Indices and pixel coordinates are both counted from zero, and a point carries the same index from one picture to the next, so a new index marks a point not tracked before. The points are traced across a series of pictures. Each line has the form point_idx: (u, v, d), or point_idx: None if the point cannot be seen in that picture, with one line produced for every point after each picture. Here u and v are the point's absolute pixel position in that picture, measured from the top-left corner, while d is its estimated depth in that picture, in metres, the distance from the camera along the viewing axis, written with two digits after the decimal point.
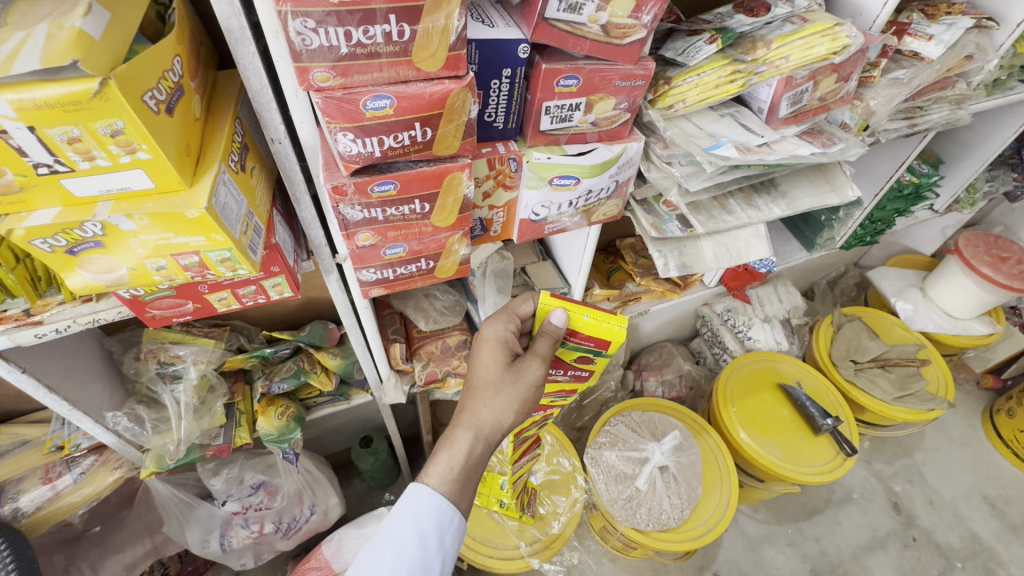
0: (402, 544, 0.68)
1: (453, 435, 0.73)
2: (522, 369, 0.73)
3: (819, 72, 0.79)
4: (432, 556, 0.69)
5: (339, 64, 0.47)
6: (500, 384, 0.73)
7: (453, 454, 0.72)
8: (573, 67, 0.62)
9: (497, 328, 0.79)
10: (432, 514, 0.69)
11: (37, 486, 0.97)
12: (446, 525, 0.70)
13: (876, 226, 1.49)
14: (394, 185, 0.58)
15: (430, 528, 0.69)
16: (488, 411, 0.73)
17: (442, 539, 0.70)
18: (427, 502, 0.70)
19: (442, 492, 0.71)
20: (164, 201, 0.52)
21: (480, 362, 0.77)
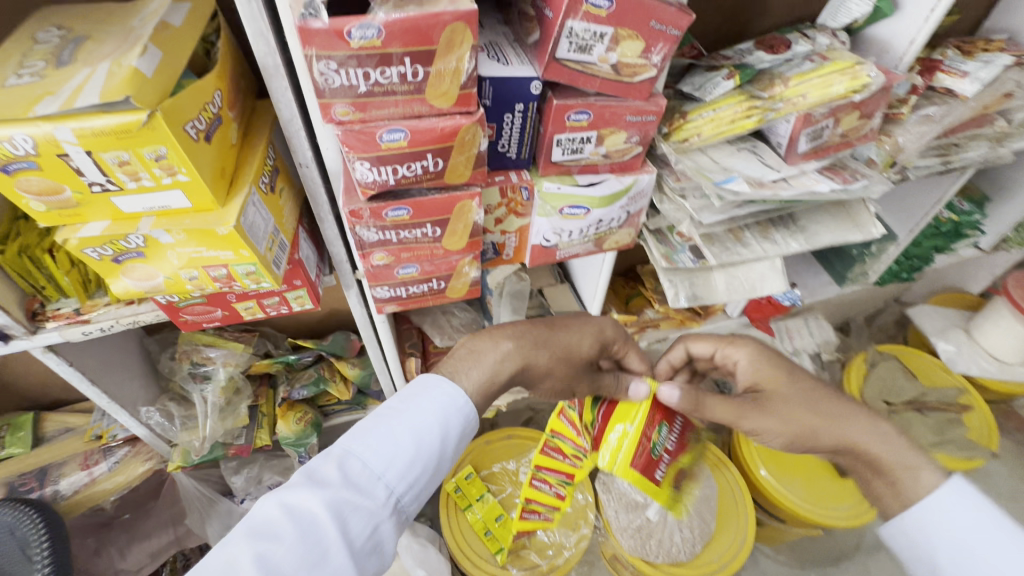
0: (423, 435, 0.62)
1: (507, 349, 0.72)
2: (583, 378, 0.79)
3: (839, 110, 0.79)
4: (446, 461, 0.64)
5: (358, 100, 0.51)
6: (571, 361, 0.78)
7: (497, 370, 0.71)
8: (584, 103, 0.64)
9: (606, 325, 0.83)
10: (458, 417, 0.65)
11: (76, 471, 1.05)
12: (464, 433, 0.66)
13: (912, 263, 1.43)
14: (408, 210, 0.62)
15: (453, 430, 0.64)
16: (547, 364, 0.76)
17: (458, 444, 0.65)
18: (459, 402, 0.66)
19: (471, 399, 0.68)
20: (199, 218, 0.58)
21: (576, 331, 0.80)
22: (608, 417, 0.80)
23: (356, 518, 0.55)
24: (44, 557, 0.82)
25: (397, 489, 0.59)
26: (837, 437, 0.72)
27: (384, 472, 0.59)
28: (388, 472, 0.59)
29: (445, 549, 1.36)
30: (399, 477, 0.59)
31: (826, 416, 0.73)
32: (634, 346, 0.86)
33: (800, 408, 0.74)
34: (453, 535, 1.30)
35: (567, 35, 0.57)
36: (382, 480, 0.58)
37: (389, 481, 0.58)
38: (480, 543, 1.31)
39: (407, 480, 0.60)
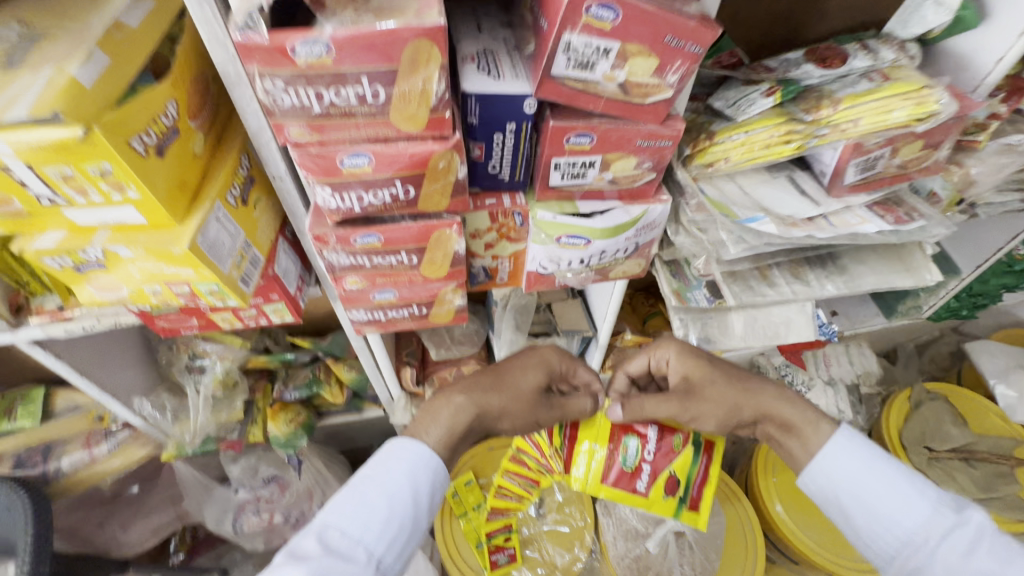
0: (395, 495, 0.65)
1: (457, 401, 0.72)
2: (543, 410, 0.76)
3: (897, 140, 0.67)
4: (422, 515, 0.67)
5: (313, 121, 0.45)
6: (526, 396, 0.75)
7: (452, 422, 0.72)
8: (587, 125, 0.56)
9: (551, 355, 0.80)
10: (429, 472, 0.68)
11: (78, 450, 1.07)
12: (438, 486, 0.69)
13: (975, 300, 1.27)
14: (378, 237, 0.56)
15: (425, 485, 0.67)
16: (500, 403, 0.74)
17: (433, 498, 0.69)
18: (426, 457, 0.68)
19: (437, 453, 0.70)
20: (154, 235, 0.54)
21: (521, 367, 0.78)
22: (573, 441, 0.81)
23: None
24: (27, 543, 0.83)
25: (377, 551, 0.62)
26: (759, 408, 0.73)
27: (362, 535, 0.62)
28: (367, 536, 0.62)
29: (435, 555, 1.33)
30: (378, 538, 0.62)
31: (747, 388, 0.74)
32: (582, 363, 0.83)
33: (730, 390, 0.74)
34: (448, 548, 1.26)
35: (564, 50, 0.49)
36: (363, 544, 0.62)
37: (368, 545, 0.62)
38: (472, 552, 1.26)
39: (385, 540, 0.63)
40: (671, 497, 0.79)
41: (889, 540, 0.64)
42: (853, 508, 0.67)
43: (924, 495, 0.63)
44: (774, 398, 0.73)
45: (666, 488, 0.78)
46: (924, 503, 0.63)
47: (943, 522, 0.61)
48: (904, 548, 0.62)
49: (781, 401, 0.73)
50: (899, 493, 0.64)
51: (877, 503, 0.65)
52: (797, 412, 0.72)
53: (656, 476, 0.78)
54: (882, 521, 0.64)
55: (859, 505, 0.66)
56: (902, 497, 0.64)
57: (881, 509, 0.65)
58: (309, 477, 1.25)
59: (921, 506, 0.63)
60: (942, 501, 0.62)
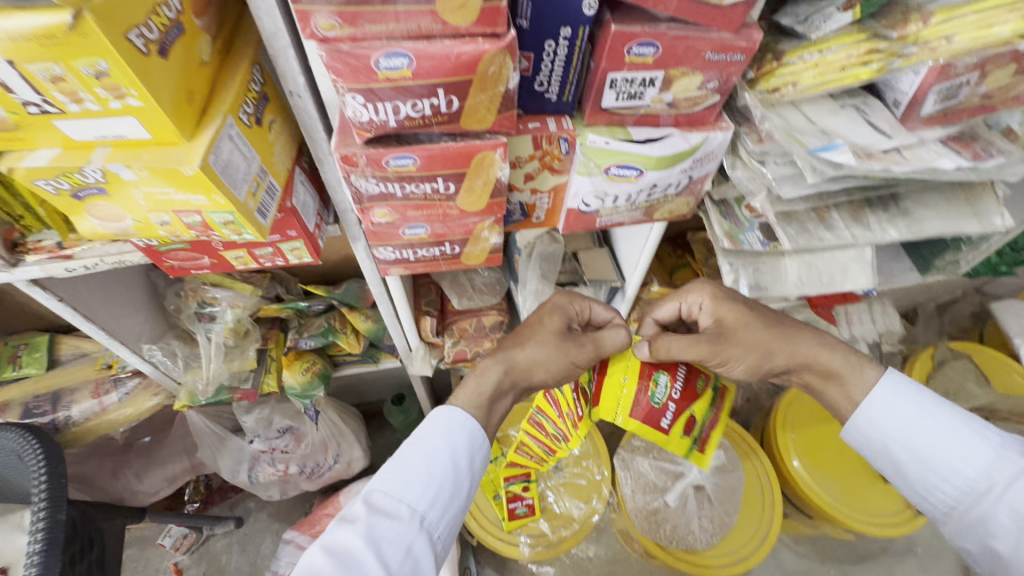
0: (435, 457, 0.63)
1: (485, 363, 0.72)
2: (573, 347, 0.74)
3: (991, 61, 0.59)
4: (464, 476, 0.64)
5: (346, 9, 0.38)
6: (551, 342, 0.74)
7: (482, 381, 0.70)
8: (652, 32, 0.49)
9: (567, 300, 0.79)
10: (465, 434, 0.66)
11: (87, 399, 1.03)
12: (477, 448, 0.67)
13: (1017, 255, 1.20)
14: (414, 159, 0.49)
15: (463, 447, 0.65)
16: (526, 354, 0.73)
17: (474, 459, 0.66)
18: (461, 419, 0.66)
19: (472, 414, 0.68)
20: (161, 154, 0.47)
21: (540, 319, 0.77)
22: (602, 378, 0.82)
23: (388, 540, 0.57)
24: (40, 489, 0.80)
25: (420, 508, 0.60)
26: (795, 354, 0.75)
27: (405, 494, 0.60)
28: (409, 495, 0.60)
29: None
30: (420, 496, 0.61)
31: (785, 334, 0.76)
32: (597, 302, 0.82)
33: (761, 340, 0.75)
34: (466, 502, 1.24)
35: None
36: (405, 502, 0.60)
37: (411, 503, 0.60)
38: (490, 505, 1.24)
39: (427, 499, 0.61)
40: (689, 437, 0.80)
41: (949, 488, 0.67)
42: (907, 459, 0.70)
43: (984, 439, 0.66)
44: (814, 345, 0.75)
45: (686, 428, 0.79)
46: (983, 449, 0.65)
47: (1007, 469, 0.63)
48: (965, 494, 0.65)
49: (829, 352, 0.75)
50: (957, 439, 0.67)
51: (934, 455, 0.68)
52: (838, 361, 0.74)
53: (680, 415, 0.79)
54: (940, 471, 0.67)
55: (912, 455, 0.70)
56: (959, 441, 0.67)
57: (936, 460, 0.68)
58: (324, 429, 1.24)
59: (982, 453, 0.65)
60: (1003, 444, 0.64)
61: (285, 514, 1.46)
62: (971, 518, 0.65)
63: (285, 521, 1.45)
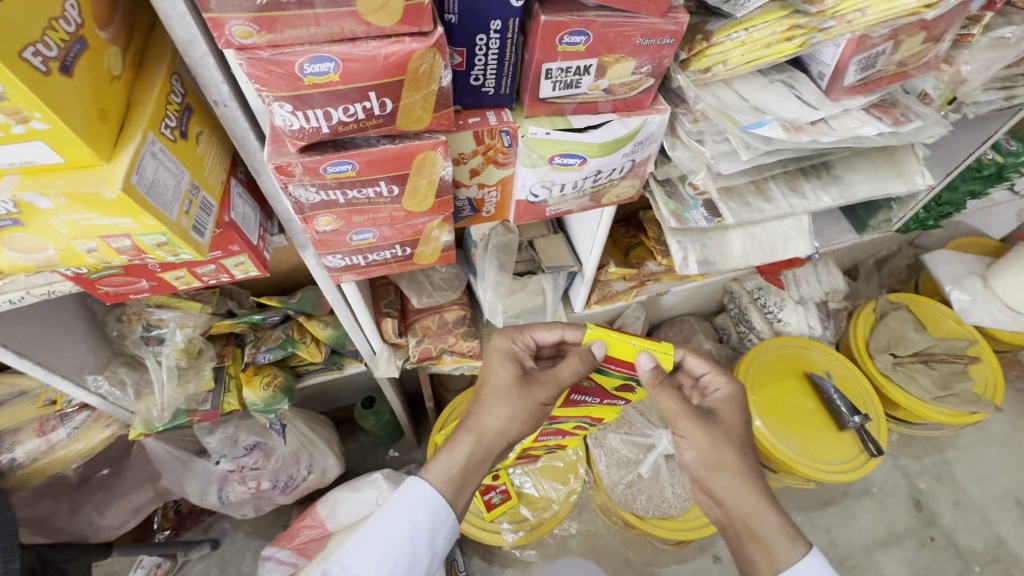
0: (393, 535, 0.68)
1: (455, 438, 0.73)
2: (533, 390, 0.72)
3: (902, 31, 0.63)
4: (422, 555, 0.69)
5: (261, 15, 0.37)
6: (507, 395, 0.72)
7: (453, 456, 0.72)
8: (582, 21, 0.49)
9: (506, 341, 0.77)
10: (426, 513, 0.69)
11: (32, 438, 0.97)
12: (439, 525, 0.70)
13: (942, 209, 1.28)
14: (353, 165, 0.48)
15: (423, 526, 0.68)
16: (493, 416, 0.72)
17: (433, 538, 0.69)
18: (424, 500, 0.69)
19: (440, 491, 0.70)
20: (77, 178, 0.45)
21: (491, 372, 0.75)
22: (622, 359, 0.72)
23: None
24: None
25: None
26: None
27: (361, 572, 0.66)
28: (364, 574, 0.66)
29: None
30: None
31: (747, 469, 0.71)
32: (532, 327, 0.78)
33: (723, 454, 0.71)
34: None
35: None
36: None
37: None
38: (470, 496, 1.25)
39: None
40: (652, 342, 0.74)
41: None
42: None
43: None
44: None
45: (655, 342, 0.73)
46: None
47: None
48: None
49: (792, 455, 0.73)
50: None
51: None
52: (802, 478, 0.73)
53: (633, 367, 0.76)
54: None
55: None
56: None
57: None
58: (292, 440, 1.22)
59: None
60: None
61: (263, 530, 1.43)
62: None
63: (264, 538, 1.42)
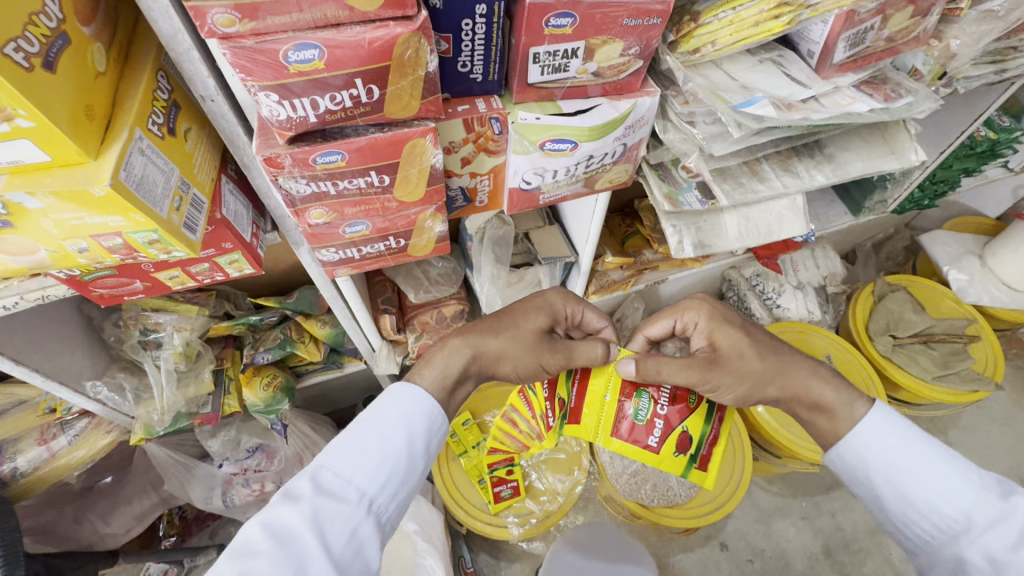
0: (388, 437, 0.62)
1: (453, 345, 0.72)
2: (547, 350, 0.73)
3: (890, 5, 0.62)
4: (419, 459, 0.64)
5: (242, 3, 0.36)
6: (527, 339, 0.74)
7: (447, 364, 0.70)
8: (567, 2, 0.49)
9: (557, 300, 0.80)
10: (422, 417, 0.65)
11: (33, 447, 0.97)
12: (434, 431, 0.67)
13: (937, 188, 1.27)
14: (343, 155, 0.48)
15: (419, 430, 0.65)
16: (498, 343, 0.73)
17: (429, 442, 0.65)
18: (420, 400, 0.66)
19: (433, 396, 0.68)
20: (65, 176, 0.44)
21: (524, 312, 0.77)
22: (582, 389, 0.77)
23: (334, 524, 0.55)
24: None
25: (370, 492, 0.59)
26: (787, 387, 0.71)
27: (354, 475, 0.59)
28: (358, 477, 0.59)
29: (435, 500, 1.30)
30: (370, 479, 0.59)
31: (784, 373, 0.72)
32: (590, 307, 0.83)
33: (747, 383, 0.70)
34: (450, 492, 1.23)
35: None
36: (355, 485, 0.59)
37: (360, 486, 0.58)
38: (475, 491, 1.24)
39: (378, 481, 0.60)
40: (683, 455, 0.74)
41: (928, 525, 0.60)
42: (888, 493, 0.64)
43: (966, 478, 0.60)
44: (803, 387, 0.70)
45: (678, 446, 0.73)
46: (965, 489, 0.59)
47: (988, 510, 0.57)
48: (941, 533, 0.59)
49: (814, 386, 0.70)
50: (938, 471, 0.61)
51: (915, 489, 0.61)
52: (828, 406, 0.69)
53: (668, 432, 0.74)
54: (919, 504, 0.61)
55: (893, 486, 0.63)
56: (938, 475, 0.61)
57: (914, 494, 0.61)
58: (295, 442, 1.21)
59: (964, 491, 0.59)
60: (985, 486, 0.59)
61: None
62: (942, 559, 0.59)
63: None
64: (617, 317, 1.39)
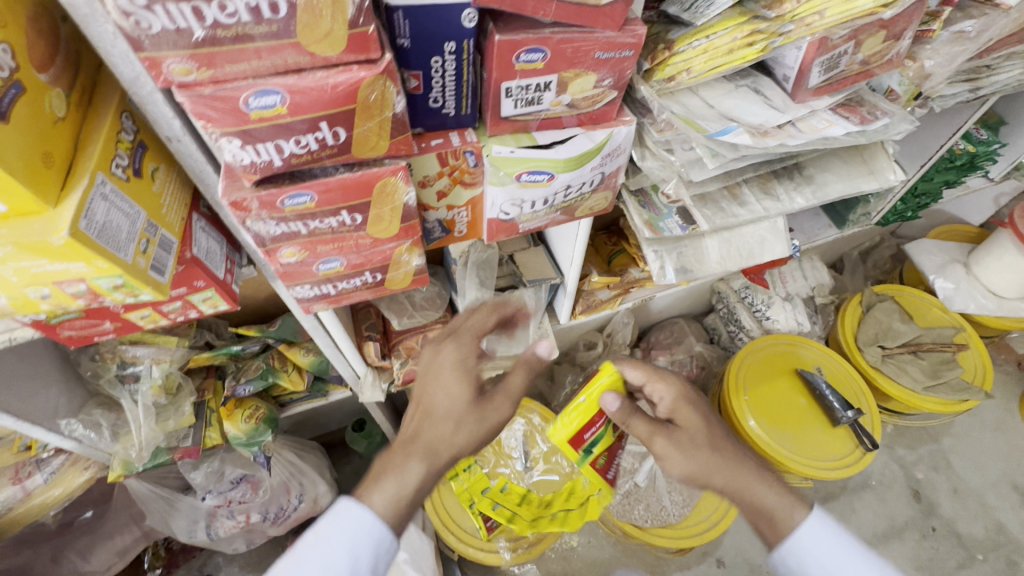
0: (330, 569, 0.56)
1: (405, 463, 0.63)
2: (490, 407, 0.67)
3: (862, 31, 0.63)
4: None
5: (198, 51, 0.36)
6: (462, 415, 0.65)
7: (401, 481, 0.62)
8: (537, 38, 0.48)
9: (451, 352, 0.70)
10: (369, 540, 0.58)
11: (7, 487, 0.94)
12: (382, 552, 0.59)
13: (920, 200, 1.28)
14: (311, 197, 0.47)
15: (366, 555, 0.58)
16: (451, 440, 0.65)
17: (377, 566, 0.58)
18: (369, 523, 0.58)
19: (384, 517, 0.60)
20: (22, 225, 0.43)
21: (438, 388, 0.67)
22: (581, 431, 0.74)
23: None
24: None
25: None
26: (729, 483, 0.68)
27: None
28: None
29: (426, 525, 1.28)
30: None
31: None
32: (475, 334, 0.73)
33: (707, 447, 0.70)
34: (440, 518, 1.21)
35: None
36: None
37: None
38: (466, 516, 1.21)
39: None
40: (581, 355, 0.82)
41: None
42: None
43: None
44: None
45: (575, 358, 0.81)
46: None
47: None
48: None
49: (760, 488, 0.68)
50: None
51: None
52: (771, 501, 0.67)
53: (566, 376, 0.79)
54: None
55: None
56: None
57: None
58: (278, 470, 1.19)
59: None
60: None
61: (257, 563, 1.40)
62: None
63: (258, 571, 1.38)
64: (606, 334, 1.38)
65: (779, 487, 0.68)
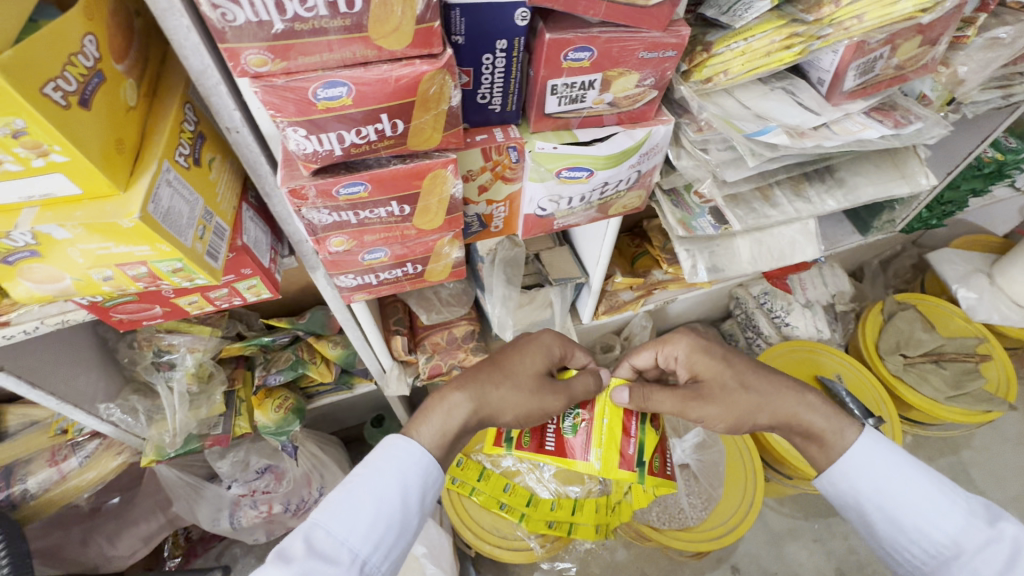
0: (383, 496, 0.62)
1: (451, 398, 0.69)
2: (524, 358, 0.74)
3: (899, 35, 0.64)
4: (413, 513, 0.63)
5: (276, 43, 0.38)
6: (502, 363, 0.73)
7: (446, 418, 0.68)
8: (586, 37, 0.50)
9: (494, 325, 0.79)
10: (419, 470, 0.65)
11: (44, 468, 0.97)
12: (430, 484, 0.66)
13: (945, 208, 1.28)
14: (365, 186, 0.49)
15: (415, 484, 0.64)
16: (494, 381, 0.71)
17: (424, 497, 0.65)
18: (416, 455, 0.65)
19: (430, 452, 0.66)
20: (95, 208, 0.45)
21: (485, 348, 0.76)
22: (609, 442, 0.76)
23: None
24: None
25: (363, 553, 0.58)
26: (776, 414, 0.72)
27: (348, 536, 0.58)
28: (352, 538, 0.58)
29: (443, 521, 1.28)
30: (363, 539, 0.59)
31: (792, 398, 0.72)
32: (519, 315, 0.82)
33: (742, 386, 0.73)
34: (458, 514, 1.21)
35: None
36: (347, 546, 0.58)
37: (353, 547, 0.58)
38: (485, 514, 1.22)
39: (372, 542, 0.59)
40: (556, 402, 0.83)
41: (915, 550, 0.62)
42: (877, 517, 0.66)
43: (954, 504, 0.61)
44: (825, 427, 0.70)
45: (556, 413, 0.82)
46: (954, 514, 0.61)
47: (975, 536, 0.59)
48: (929, 559, 0.61)
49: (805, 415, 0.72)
50: (925, 500, 0.63)
51: (905, 513, 0.63)
52: (822, 420, 0.71)
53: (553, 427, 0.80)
54: (909, 530, 0.63)
55: (884, 512, 0.65)
56: (922, 502, 0.63)
57: (893, 531, 0.65)
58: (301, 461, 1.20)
59: (953, 517, 0.61)
60: (971, 512, 0.61)
61: None
62: None
63: None
64: (624, 336, 1.39)
65: (831, 409, 0.72)
